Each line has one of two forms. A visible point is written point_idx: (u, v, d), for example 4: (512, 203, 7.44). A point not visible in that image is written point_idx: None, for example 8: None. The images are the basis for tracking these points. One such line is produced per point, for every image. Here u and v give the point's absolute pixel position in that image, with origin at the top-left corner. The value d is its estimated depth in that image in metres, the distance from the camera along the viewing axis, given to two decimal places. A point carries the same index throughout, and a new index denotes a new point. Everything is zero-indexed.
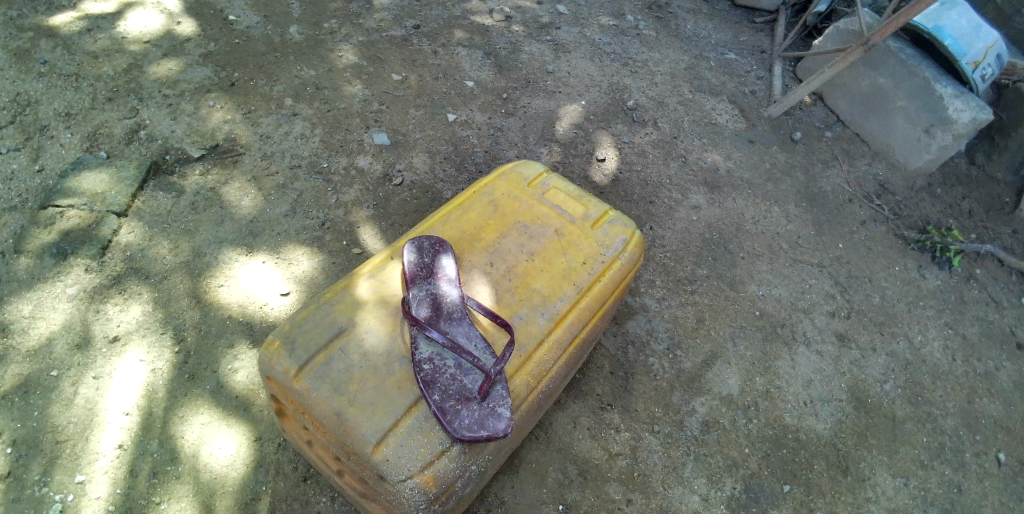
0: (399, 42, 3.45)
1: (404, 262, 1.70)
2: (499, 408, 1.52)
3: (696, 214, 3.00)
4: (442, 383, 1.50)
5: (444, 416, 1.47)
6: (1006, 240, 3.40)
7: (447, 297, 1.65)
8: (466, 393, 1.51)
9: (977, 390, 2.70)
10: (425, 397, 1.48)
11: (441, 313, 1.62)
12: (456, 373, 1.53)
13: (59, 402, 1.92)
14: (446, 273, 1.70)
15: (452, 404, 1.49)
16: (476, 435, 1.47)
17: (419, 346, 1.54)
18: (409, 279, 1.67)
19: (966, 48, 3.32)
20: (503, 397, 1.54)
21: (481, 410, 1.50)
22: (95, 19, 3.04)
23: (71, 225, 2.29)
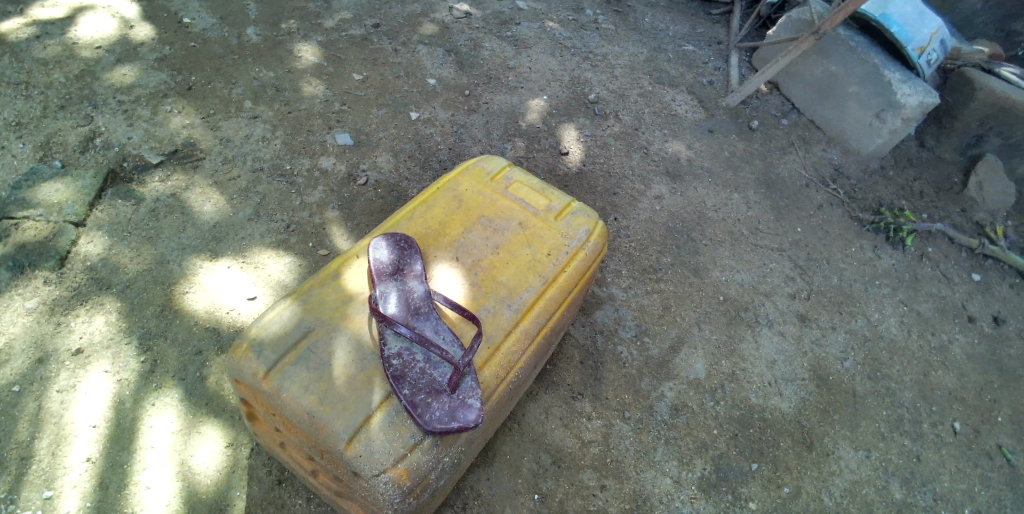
0: (358, 41, 3.43)
1: (370, 259, 1.71)
2: (469, 399, 1.54)
3: (660, 204, 3.06)
4: (412, 378, 1.52)
5: (415, 409, 1.48)
6: (955, 218, 3.54)
7: (415, 293, 1.67)
8: (436, 386, 1.53)
9: (932, 363, 2.82)
10: (396, 391, 1.49)
11: (409, 309, 1.64)
12: (425, 366, 1.54)
13: (23, 417, 1.88)
14: (412, 269, 1.71)
15: (422, 397, 1.50)
16: (448, 427, 1.48)
17: (387, 342, 1.55)
18: (375, 276, 1.68)
19: (913, 35, 3.46)
20: (473, 388, 1.56)
21: (452, 402, 1.52)
22: (43, 25, 2.96)
23: (27, 237, 2.24)
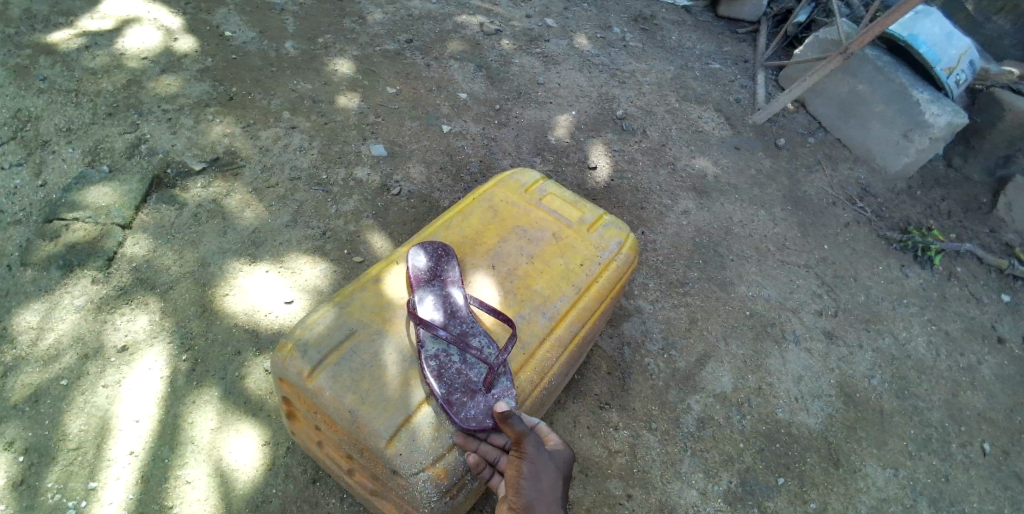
0: (392, 56, 3.53)
1: (409, 264, 1.77)
2: (503, 399, 1.59)
3: (686, 219, 3.09)
4: (448, 378, 1.57)
5: (451, 408, 1.53)
6: (984, 238, 3.53)
7: (452, 297, 1.72)
8: (471, 385, 1.58)
9: (961, 383, 2.80)
10: (433, 391, 1.54)
11: (446, 314, 1.69)
12: (461, 367, 1.60)
13: (70, 409, 1.96)
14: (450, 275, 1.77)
15: (456, 397, 1.55)
16: (482, 424, 1.53)
17: (425, 344, 1.61)
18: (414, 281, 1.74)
19: (941, 55, 3.47)
20: (507, 388, 1.61)
21: (486, 402, 1.56)
22: (93, 36, 3.10)
23: (77, 238, 2.33)
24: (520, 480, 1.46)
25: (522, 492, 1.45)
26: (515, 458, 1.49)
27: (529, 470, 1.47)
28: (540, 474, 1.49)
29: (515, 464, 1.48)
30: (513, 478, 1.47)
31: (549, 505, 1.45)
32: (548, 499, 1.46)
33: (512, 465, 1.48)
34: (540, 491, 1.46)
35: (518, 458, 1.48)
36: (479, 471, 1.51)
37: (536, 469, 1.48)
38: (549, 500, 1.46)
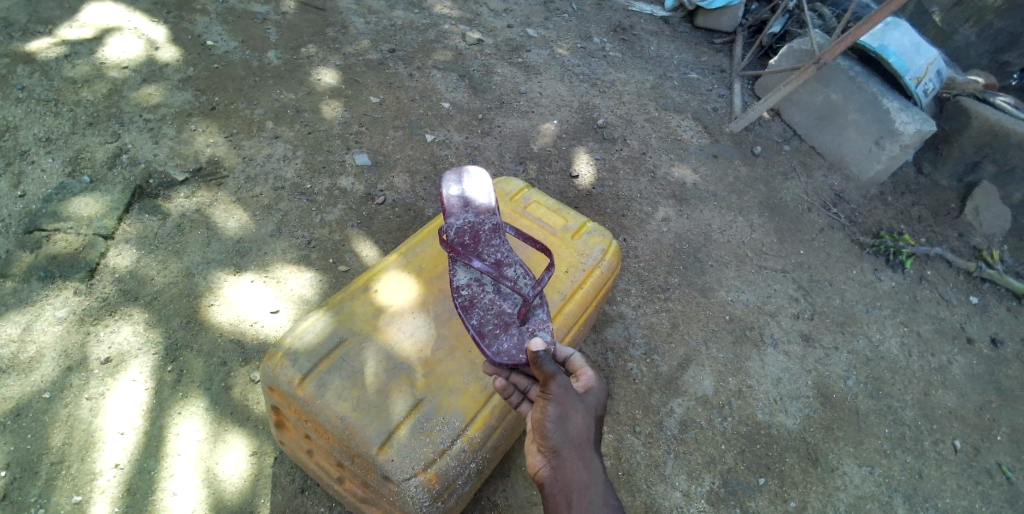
0: (375, 65, 3.55)
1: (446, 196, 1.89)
2: (538, 332, 1.64)
3: (667, 226, 3.15)
4: (481, 309, 1.65)
5: (483, 339, 1.60)
6: (953, 243, 3.65)
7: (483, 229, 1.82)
8: (505, 318, 1.65)
9: (933, 382, 2.89)
10: (465, 321, 1.63)
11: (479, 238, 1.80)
12: (493, 300, 1.68)
13: (54, 423, 1.94)
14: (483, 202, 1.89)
15: (490, 327, 1.63)
16: (517, 359, 1.57)
17: (458, 275, 1.72)
18: (449, 205, 1.87)
19: (909, 64, 3.59)
20: (543, 321, 1.66)
21: (520, 334, 1.62)
22: (72, 44, 3.08)
23: (59, 249, 2.32)
24: (546, 422, 1.44)
25: (548, 434, 1.43)
26: (542, 398, 1.48)
27: (555, 411, 1.44)
28: (569, 415, 1.45)
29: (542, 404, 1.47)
30: (539, 418, 1.46)
31: (579, 447, 1.41)
32: (579, 440, 1.42)
33: (540, 405, 1.48)
34: (567, 432, 1.42)
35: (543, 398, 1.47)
36: (508, 396, 1.56)
37: (564, 408, 1.45)
38: (578, 442, 1.42)
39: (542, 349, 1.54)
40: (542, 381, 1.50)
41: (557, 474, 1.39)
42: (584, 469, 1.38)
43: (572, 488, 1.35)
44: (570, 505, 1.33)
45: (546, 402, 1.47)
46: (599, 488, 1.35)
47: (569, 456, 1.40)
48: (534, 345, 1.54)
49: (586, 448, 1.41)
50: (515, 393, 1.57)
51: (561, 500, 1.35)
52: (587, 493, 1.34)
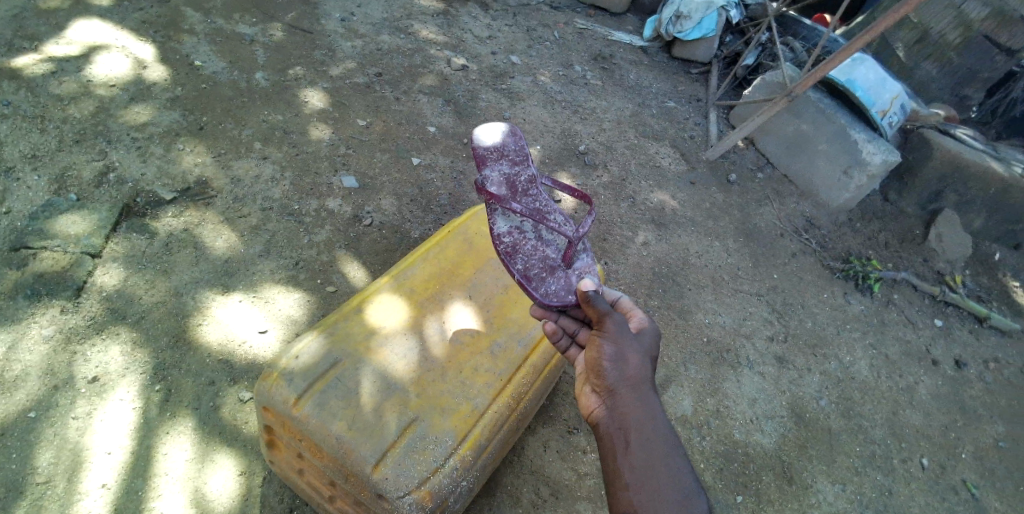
0: (362, 89, 3.62)
1: (479, 145, 2.02)
2: (583, 275, 1.85)
3: (646, 250, 3.25)
4: (525, 254, 1.85)
5: (531, 283, 1.79)
6: (918, 268, 3.81)
7: (518, 178, 1.96)
8: (551, 263, 1.85)
9: (901, 402, 3.01)
10: (511, 266, 1.81)
11: (516, 189, 1.94)
12: (536, 245, 1.88)
13: (40, 442, 1.94)
14: (515, 152, 2.01)
15: (535, 270, 1.83)
16: (566, 300, 1.77)
17: (499, 223, 1.90)
18: (484, 157, 1.99)
19: (875, 98, 3.77)
20: (587, 265, 1.89)
21: (567, 276, 1.83)
22: (59, 62, 3.09)
23: (46, 267, 2.32)
24: (602, 361, 1.56)
25: (605, 373, 1.55)
26: (596, 338, 1.61)
27: (612, 351, 1.57)
28: (625, 355, 1.56)
29: (597, 344, 1.60)
30: (595, 358, 1.59)
31: (634, 385, 1.51)
32: (634, 379, 1.53)
33: (594, 345, 1.61)
34: (623, 371, 1.54)
35: (598, 338, 1.60)
36: (558, 340, 1.75)
37: (619, 347, 1.57)
38: (634, 380, 1.52)
39: (592, 289, 1.70)
40: (596, 320, 1.64)
41: (614, 411, 1.49)
42: (639, 406, 1.48)
43: (629, 422, 1.46)
44: (627, 438, 1.43)
45: (601, 342, 1.60)
46: (655, 423, 1.45)
47: (625, 393, 1.51)
48: (585, 286, 1.70)
49: (642, 387, 1.52)
50: (566, 337, 1.75)
51: (618, 434, 1.45)
52: (643, 426, 1.44)
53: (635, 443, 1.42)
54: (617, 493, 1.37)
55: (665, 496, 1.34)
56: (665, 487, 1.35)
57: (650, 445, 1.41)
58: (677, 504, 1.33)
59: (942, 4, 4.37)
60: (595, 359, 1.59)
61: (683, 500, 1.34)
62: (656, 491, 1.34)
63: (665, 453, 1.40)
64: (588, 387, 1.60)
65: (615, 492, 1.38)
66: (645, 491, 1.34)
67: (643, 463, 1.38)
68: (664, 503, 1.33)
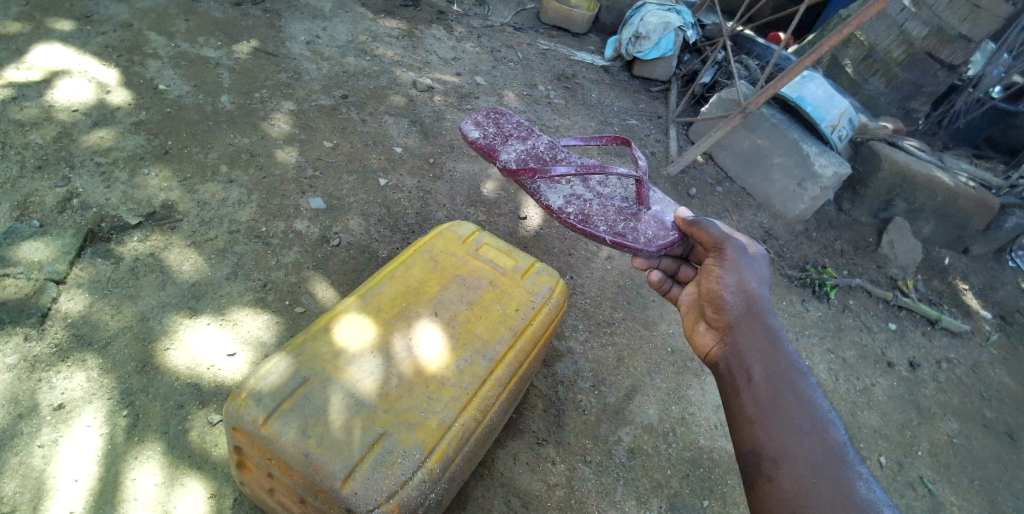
0: (328, 111, 3.65)
1: (478, 138, 2.46)
2: (660, 216, 2.25)
3: (610, 264, 3.34)
4: (602, 215, 2.21)
5: (630, 238, 2.12)
6: (872, 274, 3.98)
7: (532, 150, 2.47)
8: (629, 213, 2.24)
9: (858, 404, 3.13)
10: (599, 229, 2.14)
11: (540, 159, 2.44)
12: (602, 204, 2.27)
13: (3, 473, 1.92)
14: (518, 136, 2.52)
15: (620, 226, 2.18)
16: (671, 240, 2.14)
17: (557, 198, 2.24)
18: (498, 147, 2.44)
19: (824, 114, 3.94)
20: (656, 207, 2.29)
21: (650, 220, 2.22)
22: (19, 87, 3.07)
23: (8, 294, 2.30)
24: (720, 292, 1.94)
25: (726, 310, 1.90)
26: (713, 267, 2.00)
27: (731, 282, 1.93)
28: (742, 288, 1.91)
29: (715, 276, 1.98)
30: (714, 290, 1.96)
31: (750, 318, 1.84)
32: (750, 312, 1.85)
33: (712, 276, 1.99)
34: (743, 302, 1.88)
35: (717, 272, 1.97)
36: (661, 287, 2.23)
37: (738, 278, 1.93)
38: (749, 312, 1.86)
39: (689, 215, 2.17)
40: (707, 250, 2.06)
41: (735, 342, 1.83)
42: (761, 342, 1.78)
43: (751, 350, 1.78)
44: (751, 366, 1.74)
45: (719, 272, 1.98)
46: (778, 349, 1.76)
47: (743, 324, 1.84)
48: (684, 217, 2.16)
49: (762, 317, 1.84)
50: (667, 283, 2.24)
51: (742, 362, 1.77)
52: (767, 360, 1.74)
53: (761, 372, 1.71)
54: (744, 418, 1.66)
55: (794, 420, 1.60)
56: (792, 415, 1.61)
57: (777, 376, 1.69)
58: (808, 430, 1.58)
59: (885, 25, 4.60)
60: (713, 291, 1.97)
61: (814, 427, 1.59)
62: (783, 417, 1.61)
63: (791, 380, 1.68)
64: (708, 320, 1.97)
65: (742, 417, 1.66)
66: (770, 416, 1.62)
67: (769, 388, 1.67)
68: (792, 428, 1.58)
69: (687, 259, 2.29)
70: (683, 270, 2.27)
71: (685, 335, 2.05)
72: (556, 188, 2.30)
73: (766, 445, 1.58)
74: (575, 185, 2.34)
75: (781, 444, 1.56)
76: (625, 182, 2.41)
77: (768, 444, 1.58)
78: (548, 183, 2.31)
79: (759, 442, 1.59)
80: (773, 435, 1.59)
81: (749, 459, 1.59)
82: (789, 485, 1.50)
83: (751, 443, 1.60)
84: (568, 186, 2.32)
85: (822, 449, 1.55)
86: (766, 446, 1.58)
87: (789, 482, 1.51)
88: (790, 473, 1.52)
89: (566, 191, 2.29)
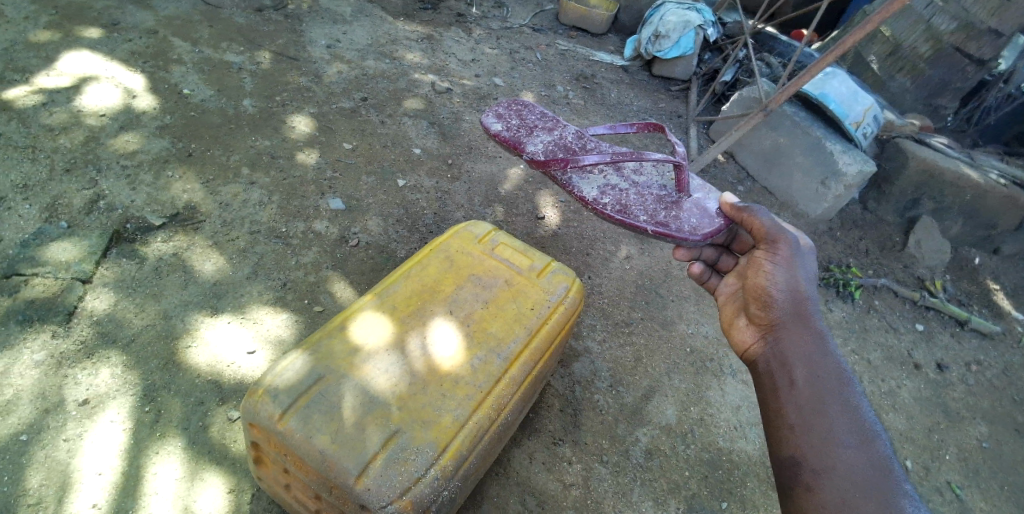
0: (348, 113, 3.70)
1: (502, 131, 2.47)
2: (703, 203, 2.22)
3: (629, 263, 3.31)
4: (641, 205, 2.19)
5: (673, 228, 2.10)
6: (898, 273, 3.89)
7: (560, 140, 2.47)
8: (668, 201, 2.22)
9: (884, 406, 3.06)
10: (640, 219, 2.12)
11: (569, 149, 2.45)
12: (639, 193, 2.25)
13: (31, 465, 1.98)
14: (543, 127, 2.52)
15: (660, 215, 2.15)
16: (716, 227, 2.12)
17: (592, 188, 2.24)
18: (526, 139, 2.45)
19: (848, 111, 3.86)
20: (697, 194, 2.26)
21: (692, 209, 2.19)
22: (50, 93, 3.16)
23: (37, 293, 2.37)
24: (767, 289, 1.96)
25: (773, 309, 1.92)
26: (763, 261, 2.01)
27: (780, 278, 1.95)
28: (791, 285, 1.92)
29: (764, 271, 1.99)
30: (761, 285, 1.98)
31: (797, 319, 1.86)
32: (796, 313, 1.87)
33: (761, 270, 2.00)
34: (792, 301, 1.89)
35: (767, 267, 1.98)
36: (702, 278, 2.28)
37: (788, 275, 1.94)
38: (796, 312, 1.87)
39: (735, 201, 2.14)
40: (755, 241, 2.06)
41: (779, 342, 1.85)
42: (805, 345, 1.79)
43: (796, 352, 1.79)
44: (795, 369, 1.76)
45: (769, 267, 1.99)
46: (825, 354, 1.76)
47: (790, 324, 1.86)
48: (731, 203, 2.14)
49: (809, 319, 1.85)
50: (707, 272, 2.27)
51: (785, 364, 1.79)
52: (812, 365, 1.74)
53: (805, 378, 1.72)
54: (784, 425, 1.67)
55: (837, 430, 1.60)
56: (836, 424, 1.61)
57: (822, 383, 1.70)
58: (853, 443, 1.57)
59: (911, 20, 4.50)
60: (760, 287, 1.98)
61: (859, 439, 1.58)
62: (826, 426, 1.61)
63: (837, 388, 1.68)
64: (751, 317, 2.00)
65: (783, 423, 1.67)
66: (813, 425, 1.62)
67: (813, 395, 1.68)
68: (836, 439, 1.58)
69: (729, 249, 2.30)
70: (724, 260, 2.29)
71: (725, 329, 2.09)
72: (589, 178, 2.29)
73: (807, 455, 1.58)
74: (609, 175, 2.32)
75: (824, 456, 1.56)
76: (661, 169, 2.39)
77: (809, 454, 1.58)
78: (580, 174, 2.30)
79: (800, 452, 1.59)
80: (816, 445, 1.58)
81: (788, 467, 1.59)
82: (830, 498, 1.50)
83: (790, 452, 1.61)
84: (602, 177, 2.31)
85: (868, 462, 1.54)
86: (807, 455, 1.58)
87: (832, 495, 1.50)
88: (831, 486, 1.52)
89: (600, 182, 2.28)
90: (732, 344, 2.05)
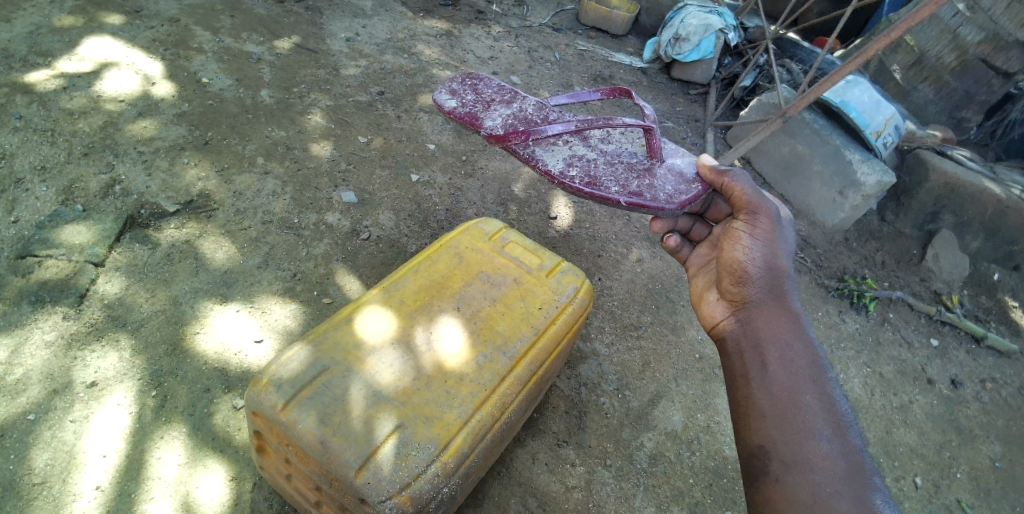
0: (364, 107, 3.70)
1: (452, 108, 2.13)
2: (674, 166, 2.04)
3: (640, 267, 3.28)
4: (612, 175, 1.98)
5: (649, 198, 1.89)
6: (915, 287, 3.85)
7: (518, 112, 2.16)
8: (640, 169, 2.02)
9: (895, 421, 3.01)
10: (613, 191, 1.91)
11: (529, 121, 2.14)
12: (608, 161, 2.04)
13: (37, 445, 2.00)
14: (497, 99, 2.20)
15: (634, 184, 1.95)
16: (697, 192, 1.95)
17: (557, 161, 1.99)
18: (478, 113, 2.12)
19: (869, 120, 3.81)
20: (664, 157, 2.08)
21: (665, 174, 2.01)
22: (70, 77, 3.20)
23: (50, 275, 2.40)
24: (745, 264, 1.90)
25: (747, 288, 1.89)
26: (741, 233, 1.94)
27: (758, 253, 1.90)
28: (767, 261, 1.88)
29: (741, 244, 1.93)
30: (737, 260, 1.92)
31: (770, 299, 1.84)
32: (769, 292, 1.85)
33: (737, 243, 1.94)
34: (766, 281, 1.87)
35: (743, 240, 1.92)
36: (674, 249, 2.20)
37: (766, 250, 1.90)
38: (769, 291, 1.86)
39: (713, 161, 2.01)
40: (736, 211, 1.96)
41: (751, 322, 1.83)
42: (776, 328, 1.78)
43: (767, 334, 1.78)
44: (766, 351, 1.74)
45: (746, 240, 1.92)
46: (797, 338, 1.75)
47: (763, 303, 1.85)
48: (710, 167, 1.98)
49: (783, 300, 1.84)
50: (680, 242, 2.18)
51: (756, 346, 1.78)
52: (783, 349, 1.72)
53: (775, 361, 1.70)
54: (753, 412, 1.64)
55: (813, 421, 1.57)
56: (809, 415, 1.58)
57: (793, 367, 1.68)
58: (826, 434, 1.55)
59: (937, 30, 4.41)
60: (736, 262, 1.93)
61: (832, 431, 1.56)
62: (798, 417, 1.58)
63: (811, 377, 1.65)
64: (723, 292, 1.97)
65: (753, 410, 1.64)
66: (784, 415, 1.60)
67: (786, 382, 1.65)
68: (808, 430, 1.56)
69: (704, 217, 2.19)
70: (697, 229, 2.19)
71: (695, 303, 2.08)
72: (553, 150, 2.04)
73: (777, 445, 1.56)
74: (574, 146, 2.08)
75: (795, 447, 1.54)
76: (629, 136, 2.18)
77: (779, 444, 1.56)
78: (544, 146, 2.04)
79: (769, 442, 1.57)
80: (787, 435, 1.56)
81: (758, 458, 1.57)
82: (799, 491, 1.48)
83: (759, 441, 1.59)
84: (567, 147, 2.06)
85: (840, 455, 1.52)
86: (776, 446, 1.56)
87: (801, 488, 1.48)
88: (802, 479, 1.49)
89: (566, 153, 2.04)
90: (701, 317, 2.03)
